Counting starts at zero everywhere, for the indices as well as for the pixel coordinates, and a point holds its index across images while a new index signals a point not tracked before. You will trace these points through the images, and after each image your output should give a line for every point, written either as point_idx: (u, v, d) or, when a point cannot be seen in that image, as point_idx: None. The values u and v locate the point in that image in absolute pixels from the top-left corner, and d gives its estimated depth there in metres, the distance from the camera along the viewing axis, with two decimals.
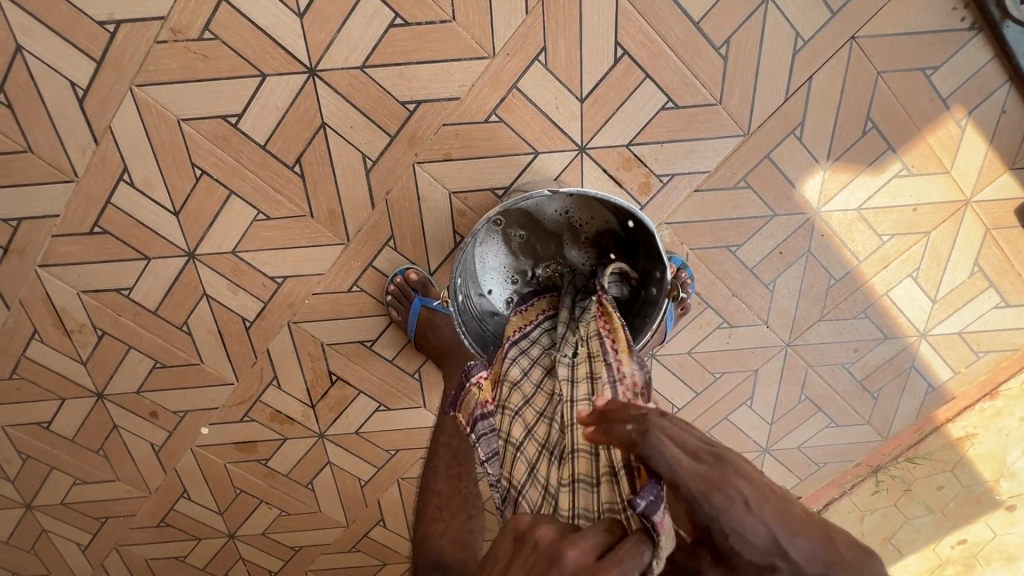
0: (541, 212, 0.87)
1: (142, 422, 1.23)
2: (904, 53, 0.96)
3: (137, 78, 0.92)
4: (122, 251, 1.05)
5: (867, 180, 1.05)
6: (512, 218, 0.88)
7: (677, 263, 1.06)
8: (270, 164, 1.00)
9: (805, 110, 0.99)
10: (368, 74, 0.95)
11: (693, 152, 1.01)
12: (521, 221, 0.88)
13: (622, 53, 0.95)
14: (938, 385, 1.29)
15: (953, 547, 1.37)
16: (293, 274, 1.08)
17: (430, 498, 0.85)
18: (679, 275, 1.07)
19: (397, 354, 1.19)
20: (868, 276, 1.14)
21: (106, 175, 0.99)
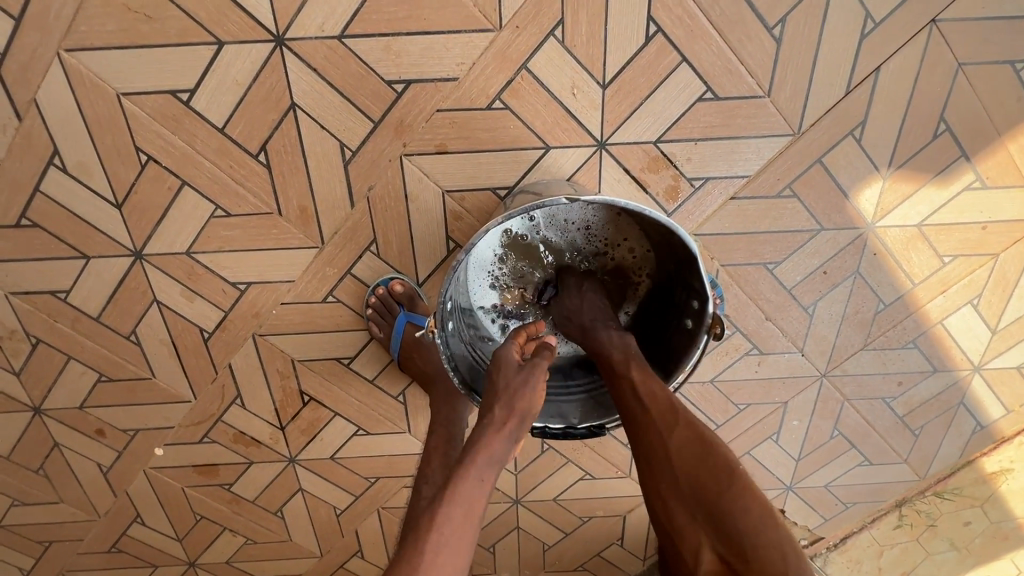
0: (562, 220, 0.73)
1: (87, 441, 1.08)
2: (992, 42, 0.81)
3: (67, 41, 0.76)
4: (56, 248, 0.89)
5: (932, 192, 0.90)
6: (525, 223, 0.73)
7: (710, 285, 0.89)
8: (230, 150, 0.84)
9: (867, 107, 0.83)
10: (349, 47, 0.79)
11: (731, 153, 0.86)
12: (535, 226, 0.73)
13: (654, 30, 0.79)
14: (987, 424, 1.15)
15: None
16: (259, 280, 0.93)
17: None
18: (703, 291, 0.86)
19: (378, 374, 1.04)
20: (922, 302, 0.99)
21: (33, 158, 0.83)
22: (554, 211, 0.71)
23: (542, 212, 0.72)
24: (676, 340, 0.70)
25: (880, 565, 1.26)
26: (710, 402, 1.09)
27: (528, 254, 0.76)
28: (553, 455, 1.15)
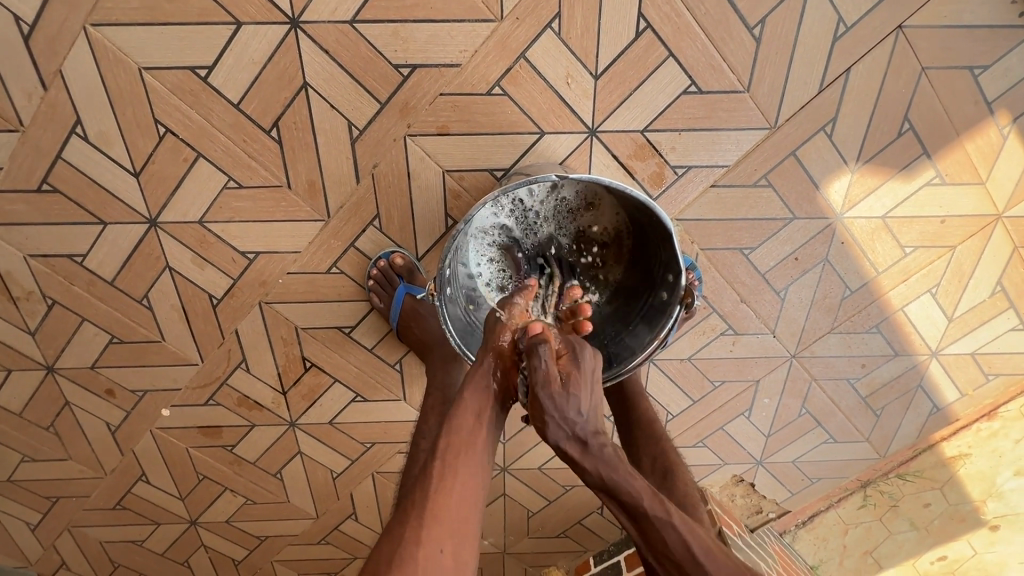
0: (552, 198, 0.80)
1: (98, 400, 1.13)
2: (953, 49, 0.88)
3: (93, 17, 0.81)
4: (75, 213, 0.94)
5: (896, 186, 0.97)
6: (519, 200, 0.80)
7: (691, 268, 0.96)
8: (244, 125, 0.89)
9: (838, 105, 0.90)
10: (359, 31, 0.84)
11: (712, 143, 0.92)
12: (529, 203, 0.80)
13: (644, 26, 0.85)
14: (943, 407, 1.24)
15: (932, 563, 1.23)
16: (267, 250, 0.99)
17: None
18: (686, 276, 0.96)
19: (377, 343, 1.10)
20: (885, 289, 1.07)
21: (56, 126, 0.87)
22: (544, 189, 0.78)
23: (534, 190, 0.79)
24: (652, 308, 0.79)
25: (845, 543, 1.31)
26: (688, 379, 1.17)
27: (519, 230, 0.82)
28: None
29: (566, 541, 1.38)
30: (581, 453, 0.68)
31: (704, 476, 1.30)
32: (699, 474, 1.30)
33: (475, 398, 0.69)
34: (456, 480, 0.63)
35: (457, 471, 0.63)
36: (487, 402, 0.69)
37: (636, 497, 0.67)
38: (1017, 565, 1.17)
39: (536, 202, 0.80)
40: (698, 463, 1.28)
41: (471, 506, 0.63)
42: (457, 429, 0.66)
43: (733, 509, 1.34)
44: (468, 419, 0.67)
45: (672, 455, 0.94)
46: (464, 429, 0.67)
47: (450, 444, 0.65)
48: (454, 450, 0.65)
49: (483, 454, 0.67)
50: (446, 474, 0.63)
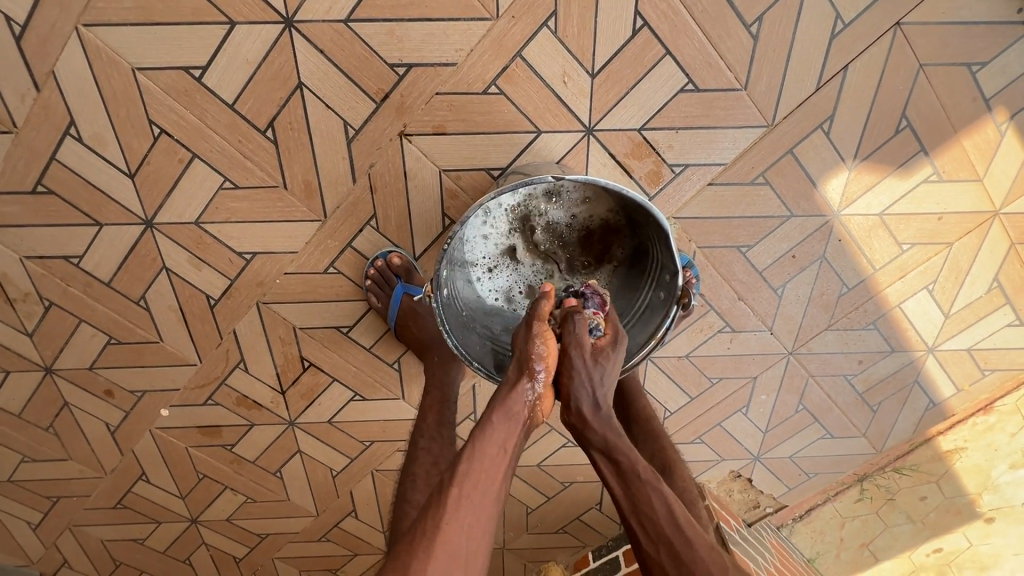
0: (548, 199, 0.79)
1: (96, 400, 1.14)
2: (951, 45, 0.88)
3: (85, 17, 0.80)
4: (70, 214, 0.94)
5: (894, 183, 0.97)
6: (515, 201, 0.79)
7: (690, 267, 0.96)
8: (239, 126, 0.88)
9: (836, 103, 0.90)
10: (353, 30, 0.83)
11: (709, 141, 0.92)
12: (526, 204, 0.80)
13: (641, 24, 0.84)
14: (939, 402, 1.24)
15: (927, 554, 1.24)
16: (264, 250, 0.98)
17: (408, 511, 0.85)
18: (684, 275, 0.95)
19: (375, 343, 1.10)
20: (882, 286, 1.07)
21: (49, 127, 0.87)
22: (541, 190, 0.78)
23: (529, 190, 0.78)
24: (650, 307, 0.80)
25: (841, 536, 1.33)
26: (685, 376, 1.17)
27: (517, 231, 0.82)
28: (538, 423, 1.23)
29: (565, 537, 1.39)
30: (595, 414, 0.71)
31: (702, 472, 1.31)
32: (697, 470, 1.31)
33: (502, 421, 0.67)
34: (469, 514, 0.60)
35: (469, 501, 0.61)
36: (513, 426, 0.67)
37: (634, 467, 0.68)
38: (1012, 556, 1.18)
39: (533, 204, 0.80)
40: (696, 459, 1.29)
41: (482, 543, 0.60)
42: (478, 457, 0.63)
43: (731, 504, 1.35)
44: (489, 445, 0.65)
45: (671, 453, 0.94)
46: (485, 458, 0.64)
47: (466, 470, 0.62)
48: (473, 478, 0.62)
49: (499, 491, 0.64)
50: (455, 505, 0.60)
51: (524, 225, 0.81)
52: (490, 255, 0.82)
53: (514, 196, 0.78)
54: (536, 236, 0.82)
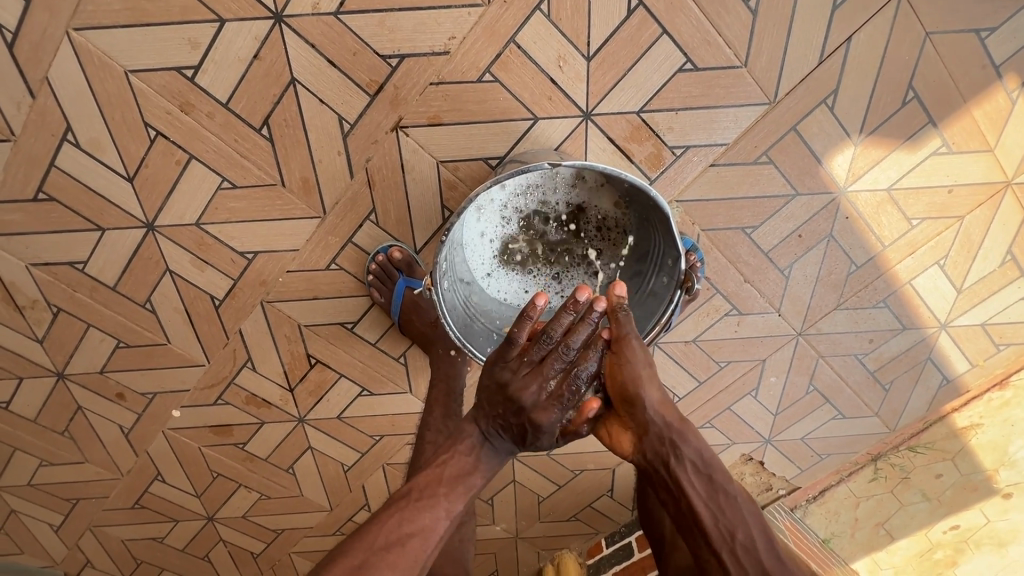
0: (544, 186, 0.78)
1: (109, 404, 1.15)
2: (958, 11, 0.85)
3: (75, 20, 0.80)
4: (73, 220, 0.94)
5: (901, 157, 0.95)
6: (510, 192, 0.78)
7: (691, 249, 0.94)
8: (235, 125, 0.88)
9: (840, 76, 0.88)
10: (344, 23, 0.82)
11: (711, 121, 0.90)
12: (521, 194, 0.79)
13: (637, 3, 0.83)
14: (953, 378, 1.22)
15: (944, 531, 1.20)
16: (266, 249, 0.98)
17: None
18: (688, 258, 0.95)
19: (380, 338, 1.10)
20: (892, 263, 1.05)
21: (46, 134, 0.87)
22: (536, 179, 0.78)
23: (523, 179, 0.77)
24: (652, 291, 0.80)
25: (855, 516, 1.31)
26: (692, 361, 1.16)
27: (514, 222, 0.81)
28: None
29: (577, 523, 1.40)
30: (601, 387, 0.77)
31: (713, 456, 1.31)
32: (708, 454, 1.31)
33: (486, 467, 0.77)
34: (433, 549, 0.68)
35: (441, 539, 0.70)
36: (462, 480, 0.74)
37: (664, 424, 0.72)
38: None
39: (528, 194, 0.79)
40: (707, 443, 1.29)
41: None
42: (427, 504, 0.70)
43: (742, 487, 1.35)
44: (467, 490, 0.73)
45: None
46: (432, 511, 0.70)
47: (444, 517, 0.70)
48: (414, 527, 0.67)
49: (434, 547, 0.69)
50: (429, 544, 0.68)
51: (521, 215, 0.80)
52: (487, 245, 0.81)
53: (507, 185, 0.77)
54: (533, 226, 0.81)
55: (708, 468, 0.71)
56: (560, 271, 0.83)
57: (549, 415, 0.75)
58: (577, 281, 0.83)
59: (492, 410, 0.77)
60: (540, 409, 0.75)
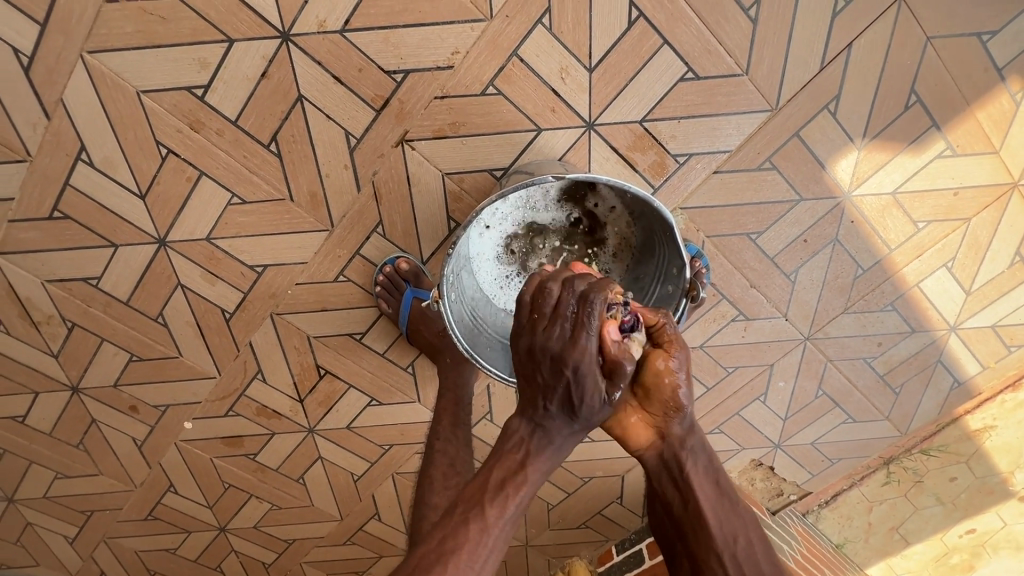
0: (546, 202, 0.80)
1: (122, 416, 1.17)
2: (959, 15, 0.85)
3: (89, 44, 0.82)
4: (87, 238, 0.96)
5: (905, 161, 0.95)
6: (512, 207, 0.80)
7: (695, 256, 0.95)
8: (244, 142, 0.90)
9: (841, 82, 0.88)
10: (349, 40, 0.84)
11: (713, 129, 0.91)
12: (523, 210, 0.80)
13: (637, 15, 0.84)
14: (964, 381, 1.21)
15: (961, 535, 1.22)
16: (274, 262, 1.00)
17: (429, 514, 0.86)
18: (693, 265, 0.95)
19: (388, 348, 1.11)
20: (899, 266, 1.05)
21: (61, 154, 0.89)
22: (538, 195, 0.79)
23: (524, 195, 0.79)
24: (659, 300, 0.79)
25: (869, 520, 1.31)
26: (700, 367, 1.16)
27: (518, 237, 0.82)
28: None
29: (587, 531, 1.40)
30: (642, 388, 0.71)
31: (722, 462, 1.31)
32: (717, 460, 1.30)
33: (546, 459, 0.65)
34: (487, 565, 0.60)
35: (498, 551, 0.61)
36: (513, 475, 0.64)
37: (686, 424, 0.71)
38: None
39: (530, 210, 0.80)
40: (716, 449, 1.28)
41: None
42: (474, 512, 0.61)
43: (753, 493, 1.34)
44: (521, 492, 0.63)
45: None
46: (480, 522, 0.60)
47: (494, 527, 0.60)
48: (456, 543, 0.59)
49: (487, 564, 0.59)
50: (477, 562, 0.58)
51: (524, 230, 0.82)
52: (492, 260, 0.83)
53: (509, 202, 0.79)
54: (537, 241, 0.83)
55: (717, 472, 0.72)
56: None
57: (582, 363, 0.61)
58: None
59: (529, 390, 0.65)
60: (571, 348, 0.61)
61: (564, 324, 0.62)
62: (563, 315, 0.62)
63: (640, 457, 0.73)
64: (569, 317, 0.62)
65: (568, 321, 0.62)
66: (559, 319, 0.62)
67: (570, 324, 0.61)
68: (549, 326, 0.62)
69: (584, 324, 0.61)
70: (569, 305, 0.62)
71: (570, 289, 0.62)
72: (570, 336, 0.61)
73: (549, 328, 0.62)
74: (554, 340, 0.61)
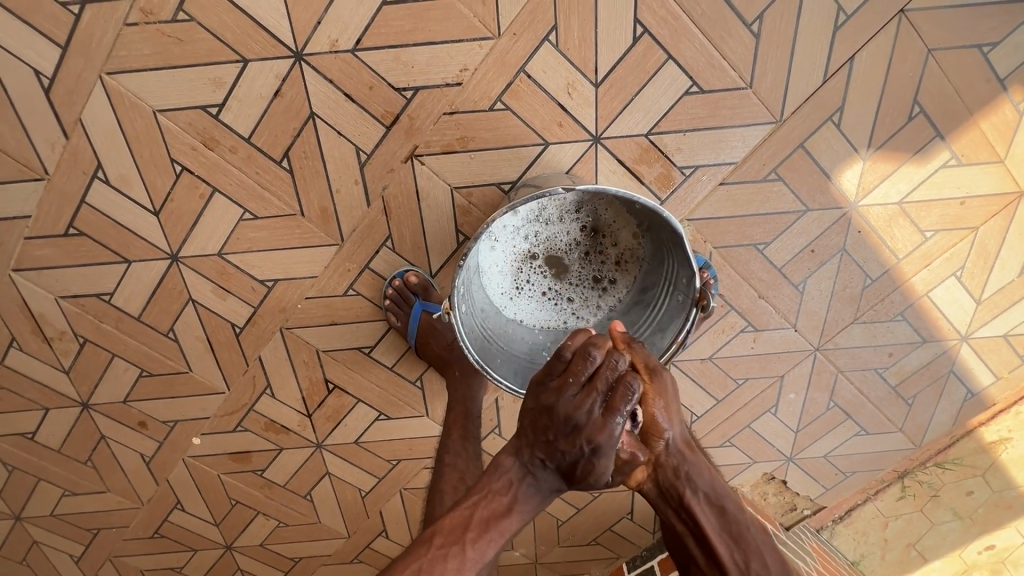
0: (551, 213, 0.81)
1: (131, 432, 1.17)
2: (959, 28, 0.86)
3: (108, 65, 0.84)
4: (101, 254, 0.98)
5: (911, 171, 0.95)
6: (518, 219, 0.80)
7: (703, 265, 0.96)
8: (257, 159, 0.92)
9: (844, 94, 0.89)
10: (361, 59, 0.86)
11: (718, 141, 0.92)
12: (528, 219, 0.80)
13: (641, 31, 0.85)
14: (978, 392, 1.20)
15: (980, 552, 1.19)
16: (285, 277, 1.01)
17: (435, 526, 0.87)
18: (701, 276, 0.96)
19: (397, 361, 1.11)
20: (907, 276, 1.05)
21: (78, 172, 0.91)
22: (543, 206, 0.80)
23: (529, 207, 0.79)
24: (668, 309, 0.80)
25: (886, 536, 1.28)
26: (709, 379, 1.16)
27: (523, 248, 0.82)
28: None
29: (597, 548, 1.37)
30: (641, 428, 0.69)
31: (734, 476, 1.29)
32: (729, 474, 1.29)
33: (529, 506, 0.67)
34: None
35: None
36: (496, 515, 0.65)
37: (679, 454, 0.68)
38: None
39: (535, 221, 0.81)
40: (727, 463, 1.27)
41: None
42: (454, 551, 0.62)
43: (766, 507, 1.32)
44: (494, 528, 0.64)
45: None
46: (459, 559, 0.61)
47: (472, 564, 0.62)
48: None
49: None
50: None
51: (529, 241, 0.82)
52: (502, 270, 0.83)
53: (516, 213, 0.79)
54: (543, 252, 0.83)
55: (721, 496, 0.69)
56: (575, 292, 0.84)
57: (605, 443, 0.62)
58: (593, 302, 0.85)
59: (536, 439, 0.66)
60: (597, 426, 0.62)
61: (598, 397, 0.63)
62: (597, 389, 0.63)
63: (639, 490, 0.71)
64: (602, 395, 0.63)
65: (601, 398, 0.63)
66: (594, 390, 0.63)
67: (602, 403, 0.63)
68: (585, 390, 0.63)
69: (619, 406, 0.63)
70: (607, 377, 0.63)
71: (614, 362, 0.64)
72: (604, 411, 0.62)
73: (577, 395, 0.63)
74: (581, 409, 0.63)
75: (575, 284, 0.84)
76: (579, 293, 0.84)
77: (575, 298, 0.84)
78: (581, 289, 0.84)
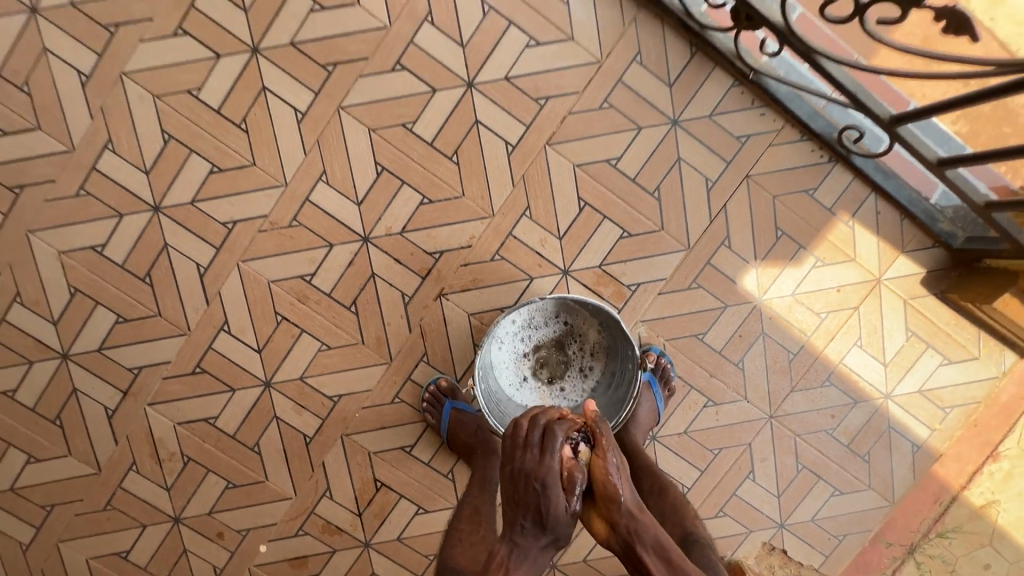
0: (538, 320, 1.16)
1: (209, 544, 1.38)
2: (787, 181, 1.31)
3: (243, 256, 1.30)
4: (215, 386, 1.33)
5: (793, 271, 1.34)
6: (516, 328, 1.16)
7: (657, 351, 1.32)
8: (334, 307, 1.32)
9: (727, 228, 1.32)
10: (406, 236, 1.31)
11: (651, 265, 1.33)
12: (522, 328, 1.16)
13: (584, 205, 1.30)
14: (921, 444, 1.42)
15: None
16: (348, 392, 1.34)
17: (454, 535, 1.09)
18: (659, 361, 1.32)
19: (433, 456, 1.38)
20: (820, 348, 1.37)
21: (211, 327, 1.31)
22: (533, 317, 1.15)
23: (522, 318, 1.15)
24: (626, 376, 1.13)
25: None
26: (689, 452, 1.40)
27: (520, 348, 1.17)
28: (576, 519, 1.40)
29: None
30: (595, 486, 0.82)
31: (737, 548, 1.43)
32: (731, 546, 1.43)
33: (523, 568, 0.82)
34: None
35: None
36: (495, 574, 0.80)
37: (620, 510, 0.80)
38: None
39: (527, 328, 1.16)
40: (726, 534, 1.43)
41: None
42: None
43: None
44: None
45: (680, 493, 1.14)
46: None
47: None
48: None
49: None
50: None
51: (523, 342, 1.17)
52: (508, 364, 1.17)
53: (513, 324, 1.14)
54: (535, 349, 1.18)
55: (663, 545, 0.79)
56: (560, 371, 1.19)
57: (553, 489, 0.77)
58: (574, 380, 1.18)
59: (513, 505, 0.81)
60: (546, 474, 0.78)
61: (544, 453, 0.79)
62: (544, 445, 0.79)
63: (607, 545, 0.82)
64: (548, 450, 0.79)
65: (547, 453, 0.78)
66: (542, 445, 0.79)
67: (550, 453, 0.79)
68: (534, 450, 0.79)
69: (562, 457, 0.79)
70: (551, 435, 0.79)
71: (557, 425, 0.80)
72: (547, 462, 0.78)
73: (530, 454, 0.79)
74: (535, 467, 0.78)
75: (559, 366, 1.19)
76: (563, 371, 1.19)
77: (561, 376, 1.18)
78: (564, 369, 1.19)
